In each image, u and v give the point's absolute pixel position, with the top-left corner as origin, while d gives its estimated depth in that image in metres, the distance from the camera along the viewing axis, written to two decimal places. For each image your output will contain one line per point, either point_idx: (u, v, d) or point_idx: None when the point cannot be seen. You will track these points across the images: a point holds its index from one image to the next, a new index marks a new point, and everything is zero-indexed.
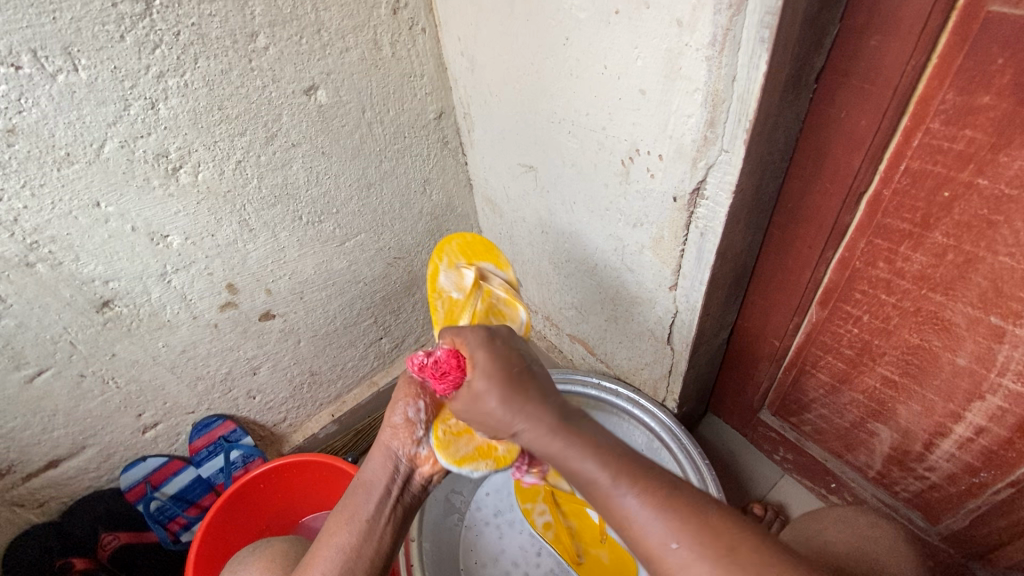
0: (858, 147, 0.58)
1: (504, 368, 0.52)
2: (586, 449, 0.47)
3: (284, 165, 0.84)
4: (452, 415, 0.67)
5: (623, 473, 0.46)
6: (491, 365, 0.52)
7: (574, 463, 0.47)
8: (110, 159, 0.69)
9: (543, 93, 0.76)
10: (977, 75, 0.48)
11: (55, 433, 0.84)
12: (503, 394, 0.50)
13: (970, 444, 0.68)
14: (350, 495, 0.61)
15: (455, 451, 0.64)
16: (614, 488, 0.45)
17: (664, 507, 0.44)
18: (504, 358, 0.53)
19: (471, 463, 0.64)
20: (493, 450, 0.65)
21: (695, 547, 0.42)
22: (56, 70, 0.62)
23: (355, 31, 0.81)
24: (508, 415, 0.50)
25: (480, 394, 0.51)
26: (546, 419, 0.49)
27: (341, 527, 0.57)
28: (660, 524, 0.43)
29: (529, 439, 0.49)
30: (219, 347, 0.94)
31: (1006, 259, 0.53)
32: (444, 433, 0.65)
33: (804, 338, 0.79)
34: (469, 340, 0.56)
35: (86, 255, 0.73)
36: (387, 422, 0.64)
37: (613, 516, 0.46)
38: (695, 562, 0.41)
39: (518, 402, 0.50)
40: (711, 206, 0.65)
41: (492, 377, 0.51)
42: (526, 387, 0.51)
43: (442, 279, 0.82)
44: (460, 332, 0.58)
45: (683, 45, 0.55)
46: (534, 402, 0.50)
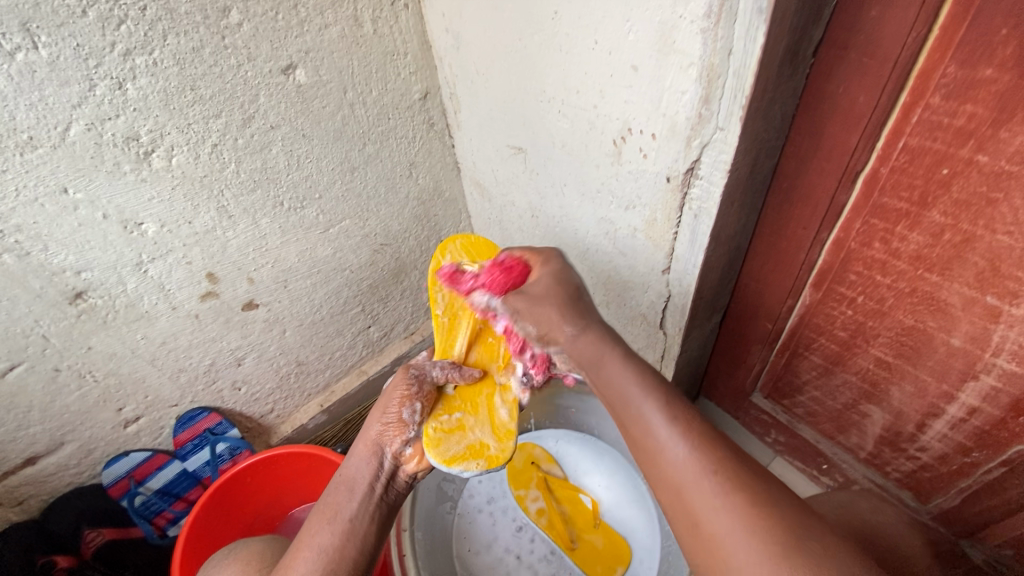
0: (855, 124, 0.57)
1: (572, 289, 0.64)
2: (636, 370, 0.55)
3: (263, 148, 0.80)
4: (444, 413, 0.68)
5: (669, 406, 0.50)
6: (554, 280, 0.65)
7: (619, 386, 0.54)
8: (76, 142, 0.66)
9: (532, 71, 0.74)
10: (981, 47, 0.46)
11: (32, 430, 0.81)
12: (566, 302, 0.62)
13: (963, 424, 0.68)
14: (330, 493, 0.58)
15: (445, 449, 0.64)
16: (657, 417, 0.50)
17: (700, 442, 0.47)
18: (567, 274, 0.66)
19: (460, 463, 0.63)
20: (484, 449, 0.65)
21: (724, 481, 0.43)
22: (15, 48, 0.58)
23: (334, 6, 0.77)
24: (571, 324, 0.60)
25: (552, 296, 0.63)
26: (594, 339, 0.59)
27: (324, 527, 0.55)
28: (693, 454, 0.46)
29: (580, 348, 0.59)
30: (201, 339, 0.91)
31: (1004, 237, 0.53)
32: (434, 430, 0.66)
33: (798, 320, 0.79)
34: (549, 253, 0.70)
35: (55, 244, 0.70)
36: (379, 417, 0.64)
37: (647, 441, 0.49)
38: (718, 493, 0.43)
39: (579, 312, 0.61)
40: (705, 186, 0.63)
41: (562, 293, 0.63)
42: (589, 308, 0.62)
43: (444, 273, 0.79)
44: (537, 249, 0.72)
45: (677, 17, 0.52)
46: (588, 321, 0.60)
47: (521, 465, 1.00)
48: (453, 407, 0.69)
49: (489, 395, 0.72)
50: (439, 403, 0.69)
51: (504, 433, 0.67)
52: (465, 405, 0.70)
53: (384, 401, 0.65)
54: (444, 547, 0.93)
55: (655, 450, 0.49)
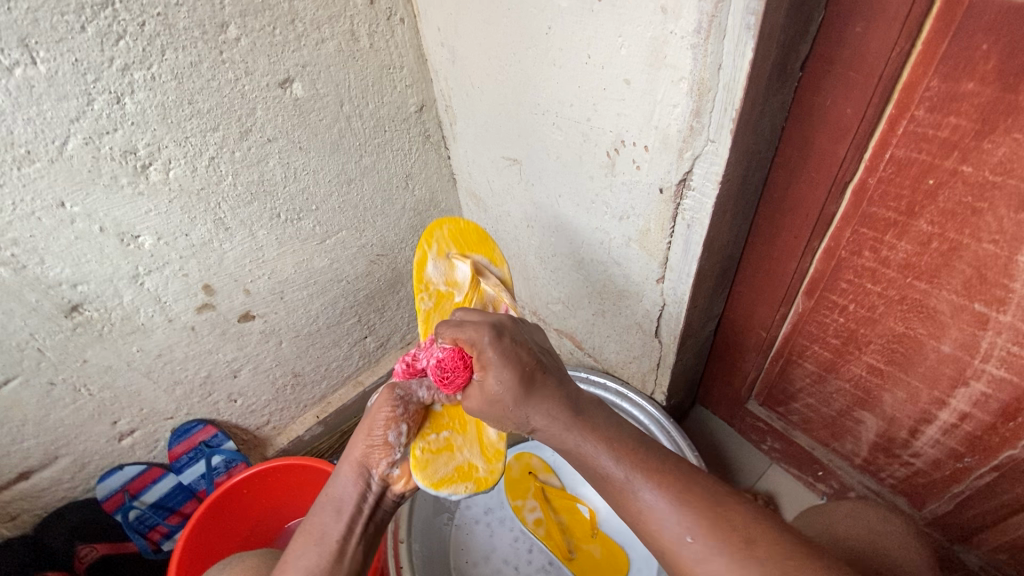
0: (843, 136, 0.58)
1: (514, 363, 0.53)
2: (597, 438, 0.51)
3: (260, 161, 0.81)
4: (432, 432, 0.67)
5: (640, 468, 0.49)
6: (496, 364, 0.53)
7: (588, 455, 0.51)
8: (74, 157, 0.66)
9: (526, 85, 0.75)
10: (962, 62, 0.47)
11: (26, 444, 0.80)
12: (515, 384, 0.53)
13: (954, 430, 0.69)
14: (316, 513, 0.57)
15: (434, 473, 0.63)
16: (630, 483, 0.48)
17: (679, 503, 0.46)
18: (512, 351, 0.54)
19: (450, 487, 0.63)
20: (472, 471, 0.67)
21: (710, 543, 0.44)
22: (13, 63, 0.58)
23: (331, 21, 0.79)
24: (524, 409, 0.53)
25: (495, 385, 0.53)
26: (554, 414, 0.53)
27: (308, 550, 0.55)
28: (678, 521, 0.45)
29: (543, 429, 0.53)
30: (197, 351, 0.91)
31: (989, 246, 0.54)
32: (423, 452, 0.64)
33: (791, 328, 0.79)
34: (478, 340, 0.54)
35: (51, 258, 0.70)
36: (364, 436, 0.60)
37: (628, 510, 0.49)
38: (709, 557, 0.44)
39: (529, 390, 0.53)
40: (697, 197, 0.64)
41: (505, 376, 0.53)
42: (535, 376, 0.54)
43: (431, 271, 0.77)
44: (462, 332, 0.55)
45: (668, 32, 0.54)
46: (547, 397, 0.53)
47: (518, 475, 1.00)
48: (441, 425, 0.69)
49: (475, 414, 0.73)
50: (428, 421, 0.67)
51: (493, 454, 0.70)
52: (452, 424, 0.70)
53: (369, 419, 0.61)
54: (442, 557, 0.92)
55: (638, 518, 0.48)
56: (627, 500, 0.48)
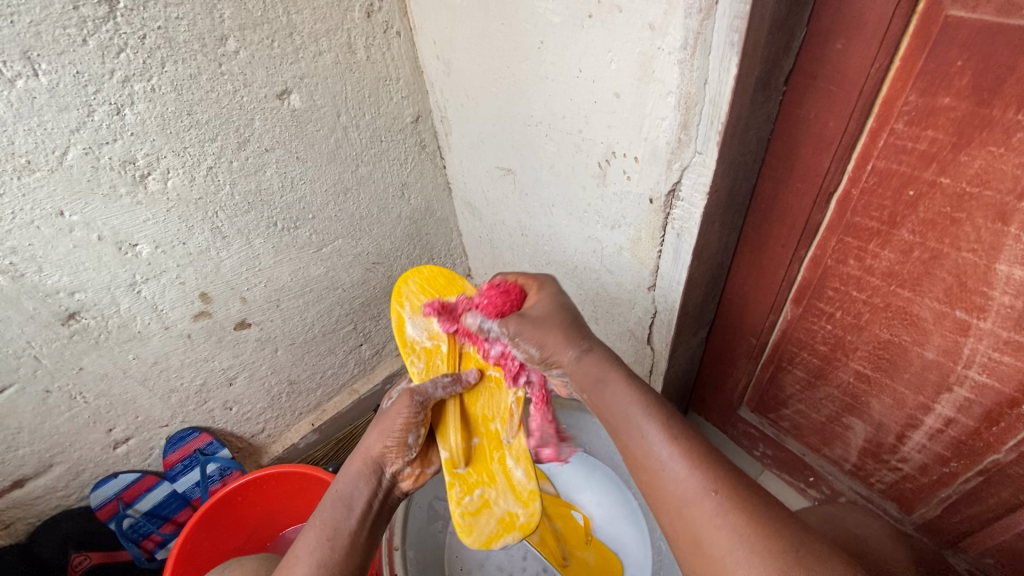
0: (826, 148, 0.60)
1: (563, 308, 0.65)
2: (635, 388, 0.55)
3: (257, 170, 0.82)
4: (465, 495, 0.68)
5: (668, 426, 0.51)
6: (552, 304, 0.66)
7: (620, 407, 0.54)
8: (73, 166, 0.67)
9: (520, 97, 0.76)
10: (937, 77, 0.49)
11: (20, 452, 0.81)
12: (567, 325, 0.62)
13: (940, 435, 0.70)
14: (326, 509, 0.58)
15: (481, 535, 0.66)
16: (651, 431, 0.51)
17: (694, 461, 0.47)
18: (560, 297, 0.68)
19: (499, 542, 0.66)
20: (515, 520, 0.67)
21: (727, 504, 0.44)
22: (16, 76, 0.59)
23: (328, 34, 0.80)
24: (567, 346, 0.61)
25: (546, 317, 0.64)
26: (596, 359, 0.59)
27: (319, 544, 0.55)
28: (692, 476, 0.46)
29: (581, 367, 0.59)
30: (193, 358, 0.92)
31: (969, 254, 0.55)
32: (463, 519, 0.66)
33: (780, 335, 0.81)
34: (537, 282, 0.71)
35: (49, 266, 0.71)
36: (380, 435, 0.63)
37: (641, 456, 0.51)
38: (721, 515, 0.44)
39: (578, 334, 0.62)
40: (686, 207, 0.65)
41: (558, 313, 0.64)
42: (578, 326, 0.63)
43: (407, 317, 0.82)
44: (528, 275, 0.73)
45: (656, 48, 0.55)
46: (589, 344, 0.61)
47: None
48: (470, 485, 0.69)
49: (500, 458, 0.71)
50: (456, 487, 0.68)
51: (528, 496, 0.69)
52: (481, 478, 0.69)
53: (385, 421, 0.64)
54: (437, 564, 0.92)
55: (649, 463, 0.50)
56: (643, 446, 0.51)
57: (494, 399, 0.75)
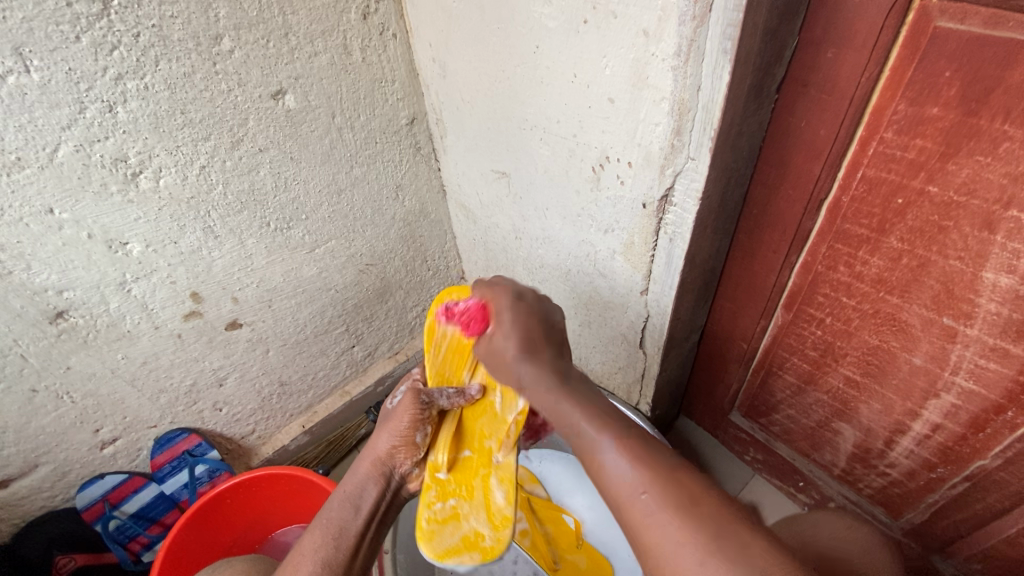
0: (817, 156, 0.60)
1: (524, 326, 0.59)
2: (576, 397, 0.52)
3: (251, 170, 0.82)
4: (437, 500, 0.63)
5: (609, 427, 0.48)
6: (510, 312, 0.61)
7: (566, 415, 0.51)
8: (64, 163, 0.66)
9: (515, 100, 0.77)
10: (926, 87, 0.50)
11: (5, 452, 0.79)
12: (522, 335, 0.59)
13: (927, 440, 0.71)
14: (334, 508, 0.62)
15: (438, 544, 0.60)
16: (596, 438, 0.47)
17: (638, 463, 0.44)
18: (521, 309, 0.61)
19: (454, 558, 0.59)
20: (479, 542, 0.60)
21: (665, 506, 0.41)
22: (6, 71, 0.59)
23: (324, 35, 0.80)
24: (521, 364, 0.57)
25: (502, 339, 0.59)
26: (540, 370, 0.55)
27: (326, 542, 0.59)
28: (634, 478, 0.44)
29: (530, 386, 0.55)
30: (183, 359, 0.91)
31: (956, 262, 0.56)
32: (428, 522, 0.62)
33: (771, 340, 0.81)
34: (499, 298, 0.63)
35: (38, 264, 0.70)
36: (389, 435, 0.65)
37: (592, 469, 0.47)
38: (664, 518, 0.41)
39: (532, 344, 0.58)
40: (679, 212, 0.66)
41: (512, 334, 0.59)
42: (539, 343, 0.58)
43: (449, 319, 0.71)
44: (491, 287, 0.65)
45: (650, 54, 0.56)
46: (540, 356, 0.57)
47: None
48: (446, 492, 0.64)
49: (485, 476, 0.64)
50: (433, 488, 0.64)
51: (501, 521, 0.61)
52: (460, 489, 0.64)
53: (393, 421, 0.65)
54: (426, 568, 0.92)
55: (597, 473, 0.46)
56: (590, 455, 0.47)
57: (497, 418, 0.66)
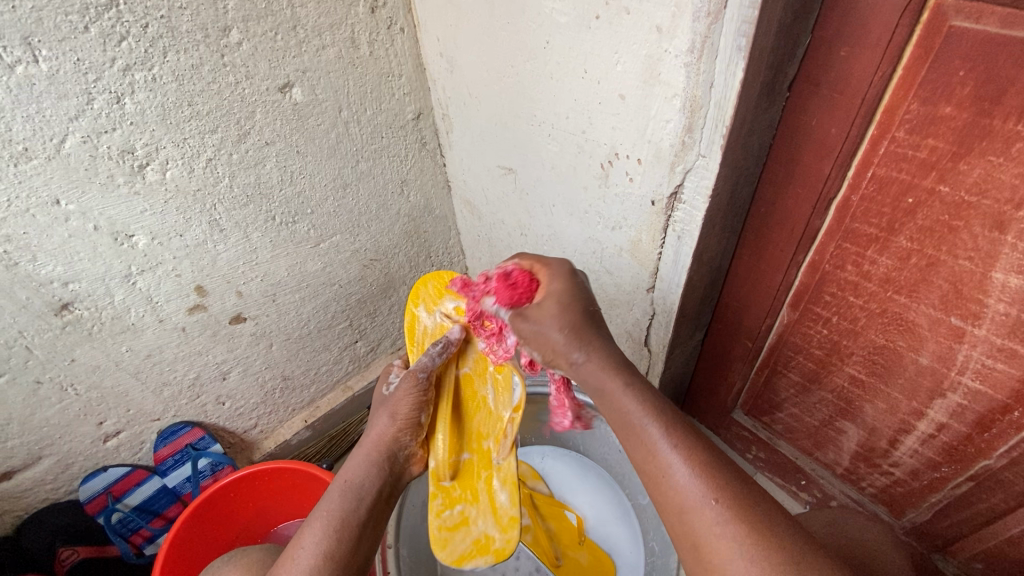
0: (827, 155, 0.60)
1: (576, 299, 0.57)
2: (640, 393, 0.53)
3: (257, 163, 0.82)
4: (446, 509, 0.70)
5: (673, 429, 0.49)
6: (562, 294, 0.58)
7: (628, 412, 0.52)
8: (71, 155, 0.66)
9: (523, 96, 0.76)
10: (939, 87, 0.50)
11: (9, 443, 0.79)
12: (574, 320, 0.56)
13: (932, 440, 0.71)
14: (334, 499, 0.58)
15: (453, 551, 0.69)
16: (661, 441, 0.49)
17: (703, 470, 0.46)
18: (574, 287, 0.59)
19: (467, 562, 0.69)
20: (489, 544, 0.69)
21: (731, 512, 0.43)
22: (15, 61, 0.59)
23: (332, 28, 0.80)
24: (574, 344, 0.55)
25: (551, 311, 0.57)
26: (598, 362, 0.54)
27: (327, 530, 0.55)
28: (700, 485, 0.45)
29: (583, 368, 0.55)
30: (187, 352, 0.91)
31: (965, 262, 0.56)
32: (440, 532, 0.70)
33: (777, 338, 0.81)
34: (550, 270, 0.61)
35: (44, 255, 0.70)
36: (389, 417, 0.66)
37: (652, 470, 0.49)
38: (726, 523, 0.43)
39: (585, 331, 0.56)
40: (688, 210, 0.66)
41: (565, 308, 0.57)
42: (591, 326, 0.57)
43: (423, 318, 0.79)
44: (542, 258, 0.64)
45: (663, 51, 0.56)
46: (593, 344, 0.55)
47: None
48: (453, 499, 0.71)
49: (487, 478, 0.72)
50: (439, 498, 0.71)
51: (507, 522, 0.69)
52: (465, 495, 0.71)
53: (393, 405, 0.67)
54: (429, 563, 0.92)
55: (660, 477, 0.48)
56: (653, 458, 0.49)
57: (491, 416, 0.73)
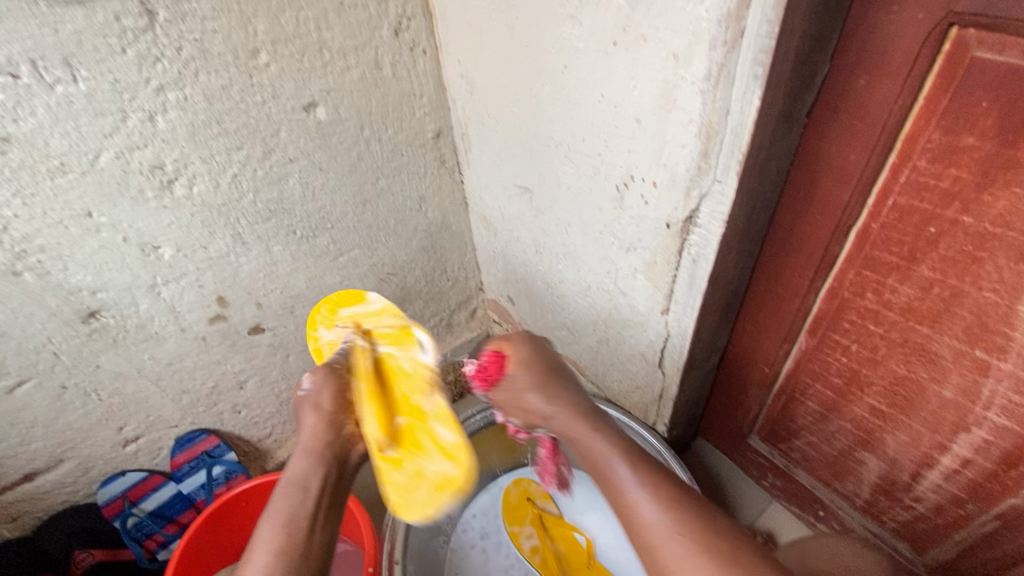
0: (847, 182, 0.60)
1: (542, 365, 0.62)
2: (603, 432, 0.55)
3: (281, 179, 0.84)
4: (395, 471, 0.67)
5: (637, 465, 0.51)
6: (530, 360, 0.63)
7: (593, 448, 0.54)
8: (104, 169, 0.69)
9: (541, 118, 0.77)
10: (962, 117, 0.49)
11: (33, 445, 0.82)
12: (540, 380, 0.61)
13: (956, 475, 0.68)
14: (280, 497, 0.54)
15: (415, 502, 0.67)
16: (626, 479, 0.50)
17: (667, 504, 0.48)
18: (539, 350, 0.64)
19: (432, 506, 0.66)
20: (447, 477, 0.67)
21: (697, 545, 0.45)
22: (55, 81, 0.62)
23: (356, 50, 0.82)
24: (541, 399, 0.59)
25: (519, 386, 0.61)
26: (564, 408, 0.58)
27: (275, 534, 0.52)
28: (663, 521, 0.47)
29: (552, 418, 0.59)
30: (206, 361, 0.93)
31: (990, 294, 0.55)
32: (393, 480, 0.67)
33: (793, 365, 0.80)
34: (513, 340, 0.65)
35: (75, 265, 0.73)
36: (317, 411, 0.61)
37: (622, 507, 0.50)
38: (697, 561, 0.44)
39: (551, 385, 0.60)
40: (703, 234, 0.66)
41: (532, 371, 0.62)
42: (558, 378, 0.61)
43: (323, 335, 0.82)
44: (506, 334, 0.67)
45: (679, 77, 0.56)
46: (561, 394, 0.59)
47: (516, 501, 0.99)
48: (399, 462, 0.67)
49: (426, 428, 0.70)
50: (383, 471, 0.67)
51: (455, 450, 0.68)
52: (409, 455, 0.68)
53: (317, 397, 0.62)
54: None
55: (628, 515, 0.49)
56: (620, 496, 0.50)
57: (412, 376, 0.72)
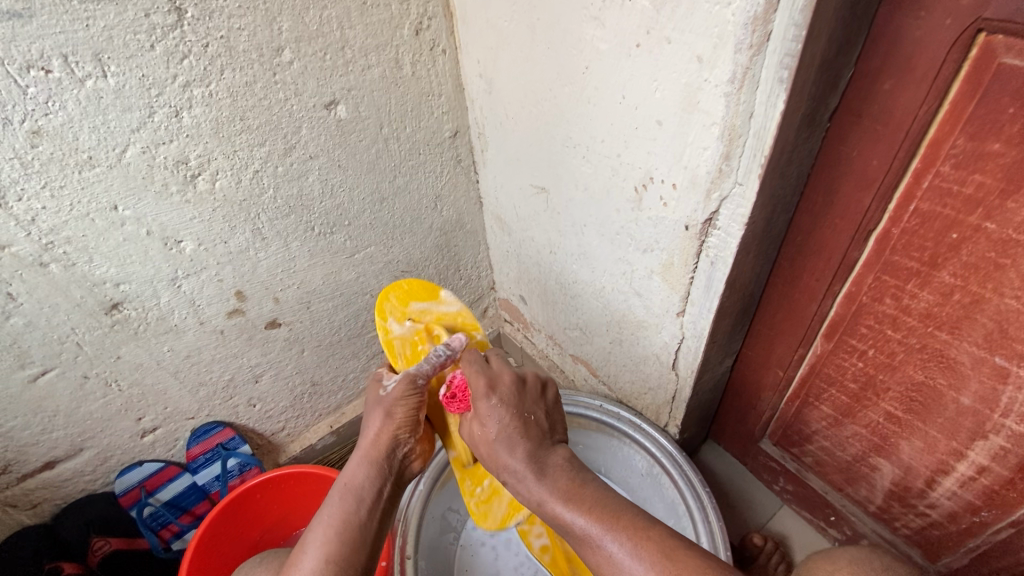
0: (869, 186, 0.60)
1: (501, 412, 0.62)
2: (568, 488, 0.56)
3: (300, 176, 0.85)
4: (477, 487, 0.82)
5: (602, 519, 0.53)
6: (489, 403, 0.63)
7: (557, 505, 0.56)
8: (131, 164, 0.70)
9: (560, 119, 0.78)
10: (988, 123, 0.49)
11: (54, 434, 0.83)
12: (499, 432, 0.61)
13: (972, 483, 0.68)
14: (336, 502, 0.60)
15: (495, 517, 0.84)
16: (591, 532, 0.52)
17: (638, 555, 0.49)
18: (500, 392, 0.64)
19: (511, 520, 0.85)
20: (521, 501, 0.83)
21: None
22: (86, 75, 0.63)
23: (378, 49, 0.83)
24: (501, 453, 0.60)
25: (482, 437, 0.62)
26: (529, 464, 0.59)
27: (329, 536, 0.58)
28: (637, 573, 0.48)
29: (519, 476, 0.59)
30: (223, 354, 0.94)
31: (1012, 301, 0.54)
32: (477, 504, 0.83)
33: (808, 369, 0.80)
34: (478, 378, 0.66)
35: (99, 257, 0.74)
36: (387, 422, 0.64)
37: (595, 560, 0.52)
38: None
39: (510, 440, 0.60)
40: (723, 236, 0.66)
41: (491, 418, 0.62)
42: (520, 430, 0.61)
43: (395, 329, 0.81)
44: (477, 368, 0.68)
45: (703, 80, 0.56)
46: (519, 450, 0.59)
47: None
48: (480, 478, 0.81)
49: None
50: (468, 480, 0.81)
51: None
52: (487, 472, 0.81)
53: (390, 405, 0.65)
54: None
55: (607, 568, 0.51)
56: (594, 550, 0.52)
57: None
